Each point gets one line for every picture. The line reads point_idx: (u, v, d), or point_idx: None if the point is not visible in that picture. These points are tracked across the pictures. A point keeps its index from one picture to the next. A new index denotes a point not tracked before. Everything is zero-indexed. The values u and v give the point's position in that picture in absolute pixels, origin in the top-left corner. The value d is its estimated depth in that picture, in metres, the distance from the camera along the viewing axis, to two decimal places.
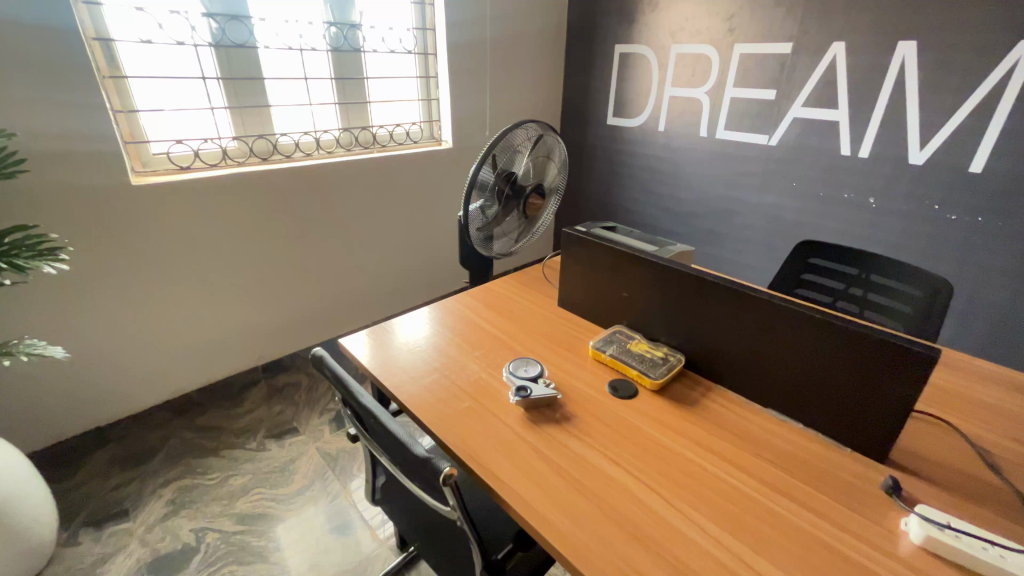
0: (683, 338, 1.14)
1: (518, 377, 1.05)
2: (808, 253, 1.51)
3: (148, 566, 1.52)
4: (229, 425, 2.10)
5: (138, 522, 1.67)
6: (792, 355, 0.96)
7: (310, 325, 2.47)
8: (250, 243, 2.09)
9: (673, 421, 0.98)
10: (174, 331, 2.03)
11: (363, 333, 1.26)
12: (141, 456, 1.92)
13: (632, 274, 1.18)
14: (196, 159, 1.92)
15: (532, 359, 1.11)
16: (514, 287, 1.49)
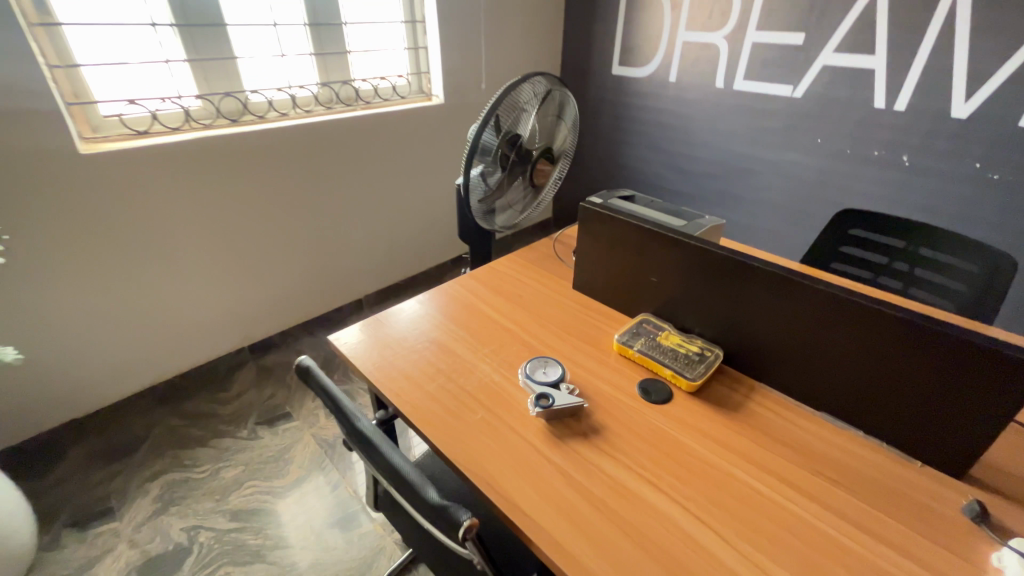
0: (721, 330, 1.00)
1: (538, 382, 0.91)
2: (849, 222, 1.36)
3: (137, 570, 1.43)
4: (218, 412, 1.97)
5: (124, 521, 1.57)
6: (855, 355, 0.84)
7: (297, 302, 2.31)
8: (224, 216, 1.89)
9: (715, 431, 0.86)
10: (148, 314, 1.87)
11: (354, 327, 1.10)
12: (124, 448, 1.81)
13: (662, 256, 1.03)
14: (154, 122, 1.69)
15: (551, 359, 0.98)
16: (523, 267, 1.33)
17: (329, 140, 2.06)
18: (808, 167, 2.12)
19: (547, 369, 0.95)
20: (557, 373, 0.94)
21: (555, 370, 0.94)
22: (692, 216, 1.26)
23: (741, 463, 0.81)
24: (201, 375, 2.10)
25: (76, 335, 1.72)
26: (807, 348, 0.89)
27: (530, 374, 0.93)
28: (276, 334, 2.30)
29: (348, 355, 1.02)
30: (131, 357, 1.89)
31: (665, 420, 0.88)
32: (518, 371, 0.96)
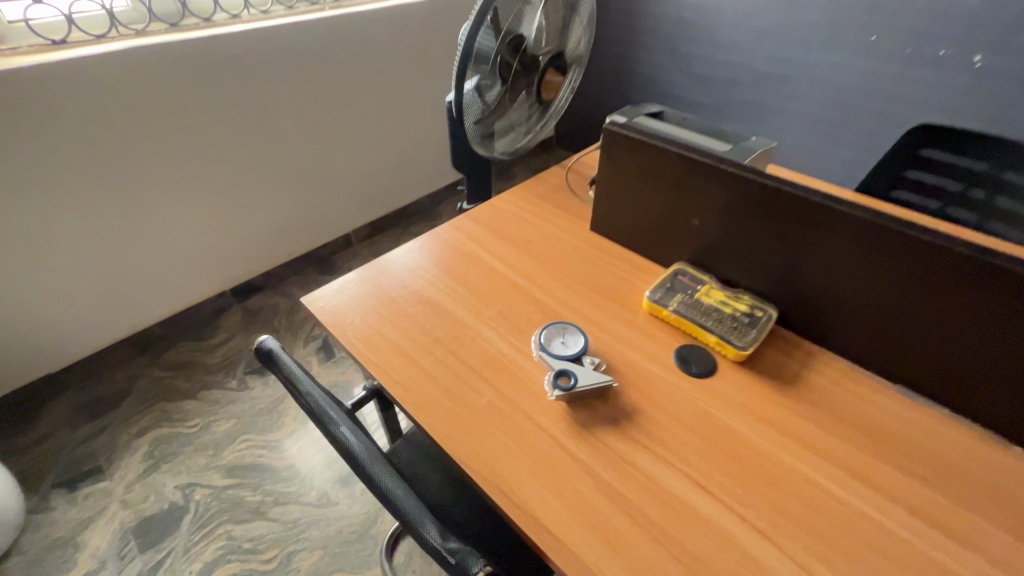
0: (776, 285, 0.82)
1: (556, 357, 0.75)
2: (920, 140, 1.12)
3: (134, 530, 1.38)
4: (204, 361, 1.85)
5: (115, 479, 1.50)
6: (954, 323, 0.67)
7: (280, 240, 2.09)
8: (180, 146, 1.63)
9: (773, 413, 0.71)
10: (111, 262, 1.66)
11: (333, 285, 0.92)
12: (109, 402, 1.71)
13: (709, 194, 0.83)
14: (73, 28, 1.38)
15: (570, 325, 0.81)
16: (532, 204, 1.12)
17: (293, 51, 1.73)
18: (853, 71, 1.78)
19: (565, 338, 0.79)
20: (578, 344, 0.78)
21: (576, 340, 0.78)
22: (737, 137, 1.02)
23: (806, 453, 0.66)
24: (182, 322, 1.95)
25: (30, 288, 1.52)
26: (890, 311, 0.72)
27: (546, 345, 0.77)
28: (259, 276, 2.11)
29: (326, 322, 0.85)
30: (98, 308, 1.70)
31: (711, 400, 0.73)
32: (530, 341, 0.80)
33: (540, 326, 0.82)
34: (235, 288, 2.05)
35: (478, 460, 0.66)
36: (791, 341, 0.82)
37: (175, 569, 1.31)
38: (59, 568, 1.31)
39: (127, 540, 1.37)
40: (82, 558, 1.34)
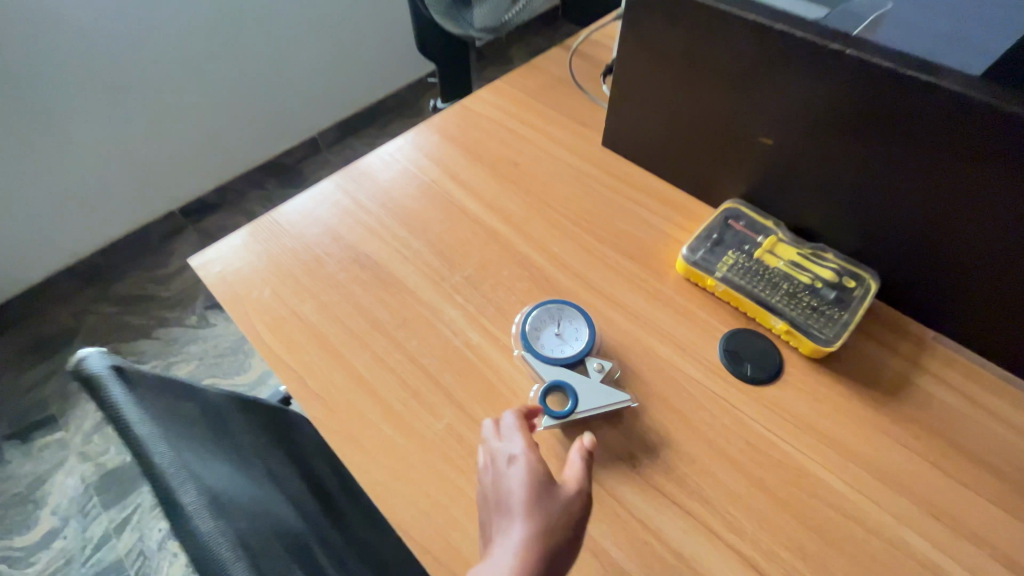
0: (882, 241, 0.54)
1: (548, 361, 0.51)
2: None
3: (97, 487, 1.22)
4: (156, 292, 1.46)
5: (72, 429, 1.29)
6: None
7: (238, 151, 1.54)
8: (64, 19, 1.09)
9: (866, 446, 0.48)
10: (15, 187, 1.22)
11: (238, 237, 0.65)
12: (54, 340, 1.39)
13: (795, 95, 0.51)
14: None
15: (572, 306, 0.55)
16: (521, 106, 0.79)
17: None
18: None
19: (563, 331, 0.54)
20: (581, 338, 0.53)
21: (579, 332, 0.53)
22: None
23: (918, 515, 0.44)
24: (122, 247, 1.47)
25: None
26: None
27: (534, 341, 0.53)
28: (212, 192, 1.57)
29: (224, 297, 0.60)
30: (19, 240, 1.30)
31: (775, 425, 0.49)
32: (512, 331, 0.56)
33: (527, 307, 0.57)
34: (184, 207, 1.53)
35: (426, 526, 0.45)
36: (895, 324, 0.55)
37: (144, 528, 1.17)
38: (20, 526, 1.18)
39: (91, 497, 1.21)
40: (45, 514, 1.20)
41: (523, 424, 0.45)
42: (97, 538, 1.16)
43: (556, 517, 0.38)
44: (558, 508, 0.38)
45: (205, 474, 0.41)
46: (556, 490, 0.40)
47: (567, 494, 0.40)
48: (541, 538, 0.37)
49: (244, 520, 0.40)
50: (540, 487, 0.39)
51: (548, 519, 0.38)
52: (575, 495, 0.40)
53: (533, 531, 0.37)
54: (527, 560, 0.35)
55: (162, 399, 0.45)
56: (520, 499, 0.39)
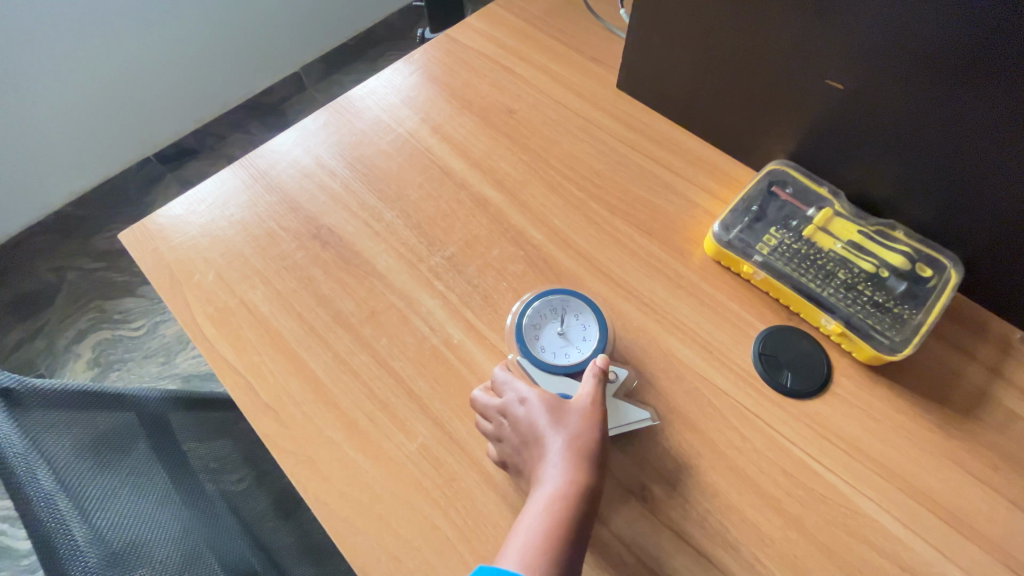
0: (973, 220, 0.42)
1: (548, 370, 0.42)
2: None
3: None
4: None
5: None
6: None
7: (207, 85, 1.36)
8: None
9: (929, 478, 0.39)
10: None
11: (178, 205, 0.54)
12: (35, 296, 1.28)
13: (888, 19, 0.38)
14: None
15: (579, 297, 0.45)
16: (522, 37, 0.65)
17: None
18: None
19: (566, 329, 0.44)
20: (588, 340, 0.44)
21: (586, 333, 0.44)
22: None
23: (992, 567, 0.36)
24: (97, 198, 1.35)
25: None
26: None
27: (532, 343, 0.44)
28: (189, 136, 1.42)
29: (162, 282, 0.50)
30: None
31: (819, 450, 0.40)
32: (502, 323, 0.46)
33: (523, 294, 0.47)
34: (159, 152, 1.39)
35: (393, 568, 0.38)
36: (974, 322, 0.45)
37: None
38: None
39: None
40: None
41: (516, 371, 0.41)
42: None
43: (586, 431, 0.38)
44: (583, 422, 0.38)
45: (108, 526, 0.33)
46: (571, 408, 0.39)
47: (583, 405, 0.39)
48: (582, 455, 0.37)
49: None
50: (561, 414, 0.39)
51: (580, 434, 0.38)
52: (595, 399, 0.39)
53: (574, 452, 0.37)
54: (579, 477, 0.37)
55: (64, 422, 0.37)
56: (549, 435, 0.38)
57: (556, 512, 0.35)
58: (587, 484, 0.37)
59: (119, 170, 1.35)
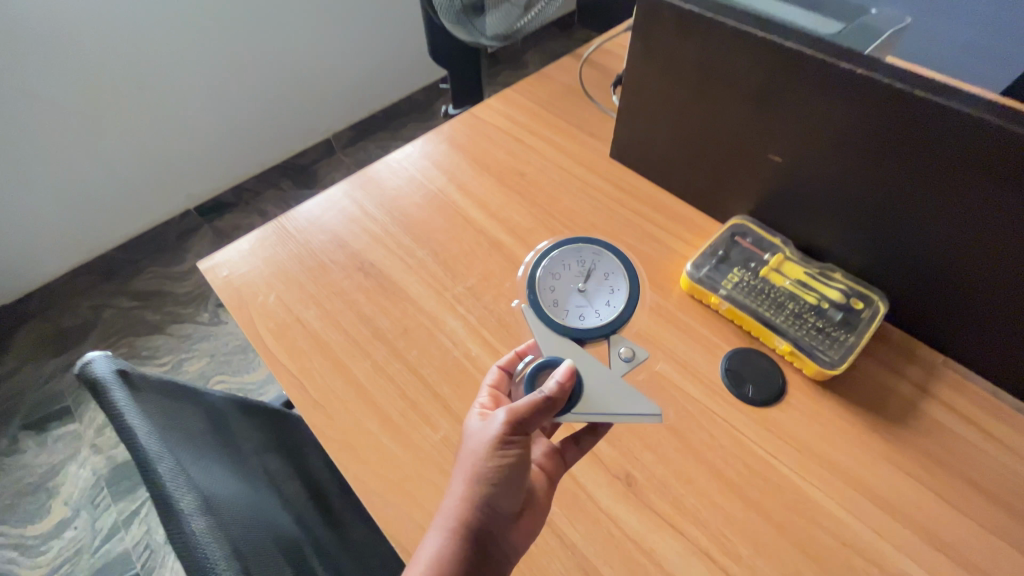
0: (891, 262, 0.52)
1: (561, 325, 0.48)
2: None
3: (107, 479, 1.21)
4: (170, 289, 1.45)
5: (85, 423, 1.27)
6: None
7: (251, 147, 1.55)
8: (70, 16, 1.08)
9: (866, 471, 0.47)
10: (40, 187, 1.24)
11: (246, 241, 0.66)
12: (73, 332, 1.38)
13: (809, 111, 0.50)
14: None
15: (611, 254, 0.50)
16: (532, 116, 0.79)
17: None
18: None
19: (592, 288, 0.49)
20: (609, 306, 0.49)
21: (609, 297, 0.49)
22: (851, 9, 0.62)
23: (921, 547, 0.43)
24: (141, 244, 1.49)
25: None
26: None
27: (551, 291, 0.50)
28: (228, 191, 1.58)
29: (230, 302, 0.61)
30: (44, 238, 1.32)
31: (774, 447, 0.48)
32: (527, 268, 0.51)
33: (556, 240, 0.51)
34: (200, 205, 1.55)
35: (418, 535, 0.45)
36: (903, 346, 0.54)
37: (151, 522, 1.15)
38: (34, 515, 1.17)
39: (102, 489, 1.19)
40: (57, 504, 1.18)
41: (500, 367, 0.46)
42: (106, 529, 1.15)
43: (477, 473, 0.38)
44: (473, 464, 0.39)
45: (196, 481, 0.41)
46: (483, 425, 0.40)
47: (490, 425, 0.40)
48: (464, 498, 0.38)
49: (236, 526, 0.41)
50: (476, 429, 0.40)
51: (468, 475, 0.39)
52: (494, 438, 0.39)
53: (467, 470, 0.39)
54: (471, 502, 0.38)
55: (159, 403, 0.46)
56: (466, 447, 0.40)
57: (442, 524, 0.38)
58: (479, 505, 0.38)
59: (161, 220, 1.50)
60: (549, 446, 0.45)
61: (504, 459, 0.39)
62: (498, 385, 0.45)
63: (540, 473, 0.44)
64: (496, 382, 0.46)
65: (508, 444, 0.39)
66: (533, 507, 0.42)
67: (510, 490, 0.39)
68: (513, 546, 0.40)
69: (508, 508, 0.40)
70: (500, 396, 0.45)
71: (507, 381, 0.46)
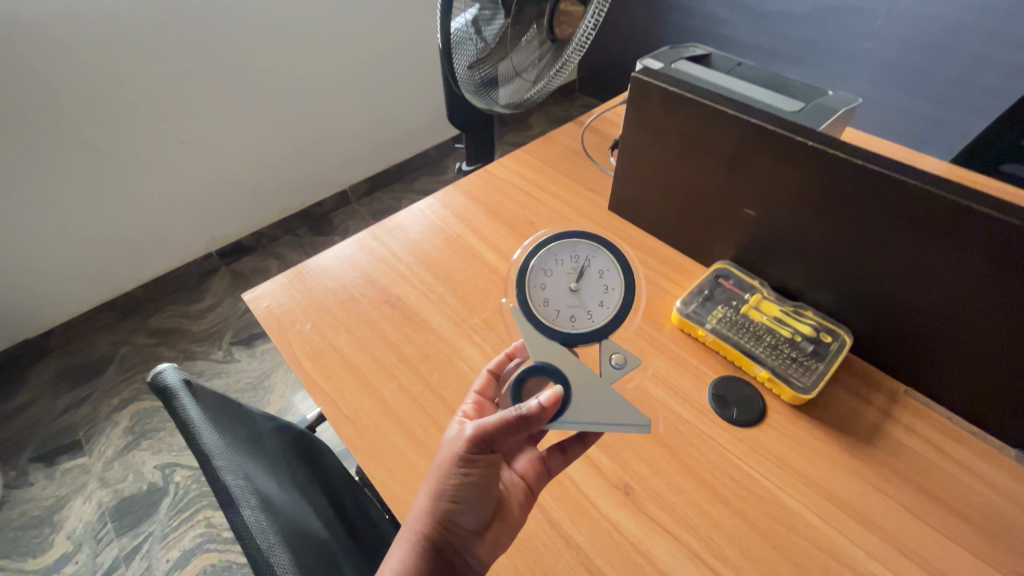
0: (848, 301, 0.60)
1: (553, 331, 0.50)
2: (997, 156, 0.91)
3: (112, 514, 1.18)
4: (187, 327, 1.51)
5: (94, 456, 1.26)
6: None
7: (275, 196, 1.67)
8: (142, 82, 1.21)
9: (837, 485, 0.53)
10: (81, 230, 1.32)
11: (284, 277, 0.74)
12: (91, 367, 1.42)
13: (771, 174, 0.60)
14: None
15: (606, 252, 0.51)
16: (539, 173, 0.90)
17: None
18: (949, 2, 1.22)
19: (585, 287, 0.51)
20: (602, 307, 0.51)
21: (603, 298, 0.51)
22: (811, 91, 0.75)
23: (888, 552, 0.48)
24: (165, 283, 1.56)
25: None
26: (996, 354, 0.51)
27: (543, 288, 0.51)
28: (250, 236, 1.69)
29: (271, 329, 0.68)
30: (76, 276, 1.39)
31: (756, 463, 0.54)
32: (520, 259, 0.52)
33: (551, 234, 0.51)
34: (222, 249, 1.64)
35: None
36: (868, 376, 0.61)
37: (149, 559, 1.11)
38: (35, 548, 1.14)
39: (105, 526, 1.16)
40: (59, 538, 1.16)
41: (489, 372, 0.53)
42: (106, 566, 1.11)
43: (439, 486, 0.44)
44: (437, 479, 0.44)
45: (253, 478, 0.47)
46: (451, 440, 0.45)
47: (455, 441, 0.44)
48: (428, 511, 0.43)
49: (285, 518, 0.46)
50: (446, 443, 0.45)
51: (433, 488, 0.44)
52: (455, 456, 0.44)
53: (434, 482, 0.44)
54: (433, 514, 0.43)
55: (216, 410, 0.52)
56: (438, 457, 0.45)
57: (410, 528, 0.44)
58: (440, 516, 0.43)
59: (186, 262, 1.58)
60: (533, 456, 0.52)
61: (464, 476, 0.44)
62: (484, 391, 0.52)
63: (520, 482, 0.49)
64: (483, 389, 0.52)
65: (469, 463, 0.44)
66: (497, 523, 0.46)
67: (470, 503, 0.44)
68: (479, 555, 0.44)
69: (472, 519, 0.45)
70: (484, 402, 0.52)
71: (494, 386, 0.53)
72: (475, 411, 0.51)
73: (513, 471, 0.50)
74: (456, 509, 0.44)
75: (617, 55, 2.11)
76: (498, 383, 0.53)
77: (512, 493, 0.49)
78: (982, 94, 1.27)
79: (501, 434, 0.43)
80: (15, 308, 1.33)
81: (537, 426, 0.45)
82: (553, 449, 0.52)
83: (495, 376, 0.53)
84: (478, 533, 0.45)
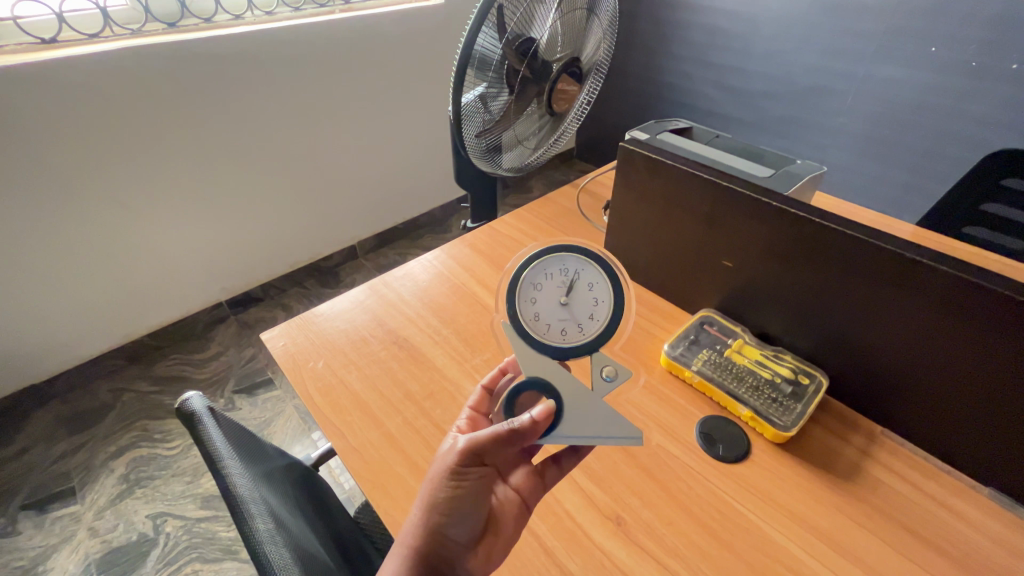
0: (821, 346, 0.66)
1: (544, 347, 0.55)
2: (961, 219, 0.98)
3: (97, 566, 1.13)
4: (191, 374, 1.53)
5: (87, 504, 1.23)
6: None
7: (287, 249, 1.76)
8: (176, 142, 1.34)
9: (822, 519, 0.55)
10: (100, 275, 1.39)
11: (299, 320, 0.79)
12: (92, 414, 1.42)
13: (745, 229, 0.67)
14: (109, 25, 1.20)
15: (595, 266, 0.55)
16: (538, 230, 0.98)
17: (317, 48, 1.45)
18: (907, 84, 1.37)
19: (575, 300, 0.55)
20: (593, 320, 0.55)
21: (593, 312, 0.55)
22: (780, 160, 0.84)
23: None
24: (173, 331, 1.60)
25: (11, 300, 1.27)
26: (949, 391, 0.56)
27: (530, 303, 0.56)
28: (258, 286, 1.76)
29: (286, 366, 0.72)
30: (89, 322, 1.43)
31: (742, 496, 0.57)
32: (511, 273, 0.56)
33: (540, 249, 0.55)
34: (231, 298, 1.70)
35: None
36: (845, 417, 0.65)
37: None
38: None
39: None
40: None
41: (482, 388, 0.58)
42: None
43: (431, 500, 0.48)
44: (430, 491, 0.48)
45: (263, 497, 0.50)
46: (443, 455, 0.49)
47: (446, 456, 0.49)
48: (420, 524, 0.47)
49: (293, 536, 0.49)
50: (439, 458, 0.49)
51: (426, 502, 0.48)
52: (447, 469, 0.48)
53: (426, 500, 0.48)
54: (425, 528, 0.47)
55: (235, 435, 0.56)
56: (431, 471, 0.49)
57: (403, 543, 0.47)
58: (432, 529, 0.47)
59: (196, 310, 1.64)
60: (529, 469, 0.55)
61: (455, 488, 0.48)
62: (478, 407, 0.58)
63: (514, 495, 0.53)
64: (477, 404, 0.58)
65: (460, 475, 0.48)
66: (487, 541, 0.50)
67: (461, 515, 0.48)
68: (469, 568, 0.48)
69: (462, 532, 0.48)
70: (477, 417, 0.57)
71: (487, 402, 0.58)
72: (468, 425, 0.56)
73: (507, 485, 0.54)
74: (447, 521, 0.47)
75: (611, 126, 2.29)
76: (489, 399, 0.58)
77: (506, 505, 0.52)
78: (948, 165, 1.38)
79: (490, 447, 0.48)
80: (26, 353, 1.36)
81: (530, 440, 0.49)
82: (547, 461, 0.56)
83: (488, 392, 0.59)
84: (469, 546, 0.48)
